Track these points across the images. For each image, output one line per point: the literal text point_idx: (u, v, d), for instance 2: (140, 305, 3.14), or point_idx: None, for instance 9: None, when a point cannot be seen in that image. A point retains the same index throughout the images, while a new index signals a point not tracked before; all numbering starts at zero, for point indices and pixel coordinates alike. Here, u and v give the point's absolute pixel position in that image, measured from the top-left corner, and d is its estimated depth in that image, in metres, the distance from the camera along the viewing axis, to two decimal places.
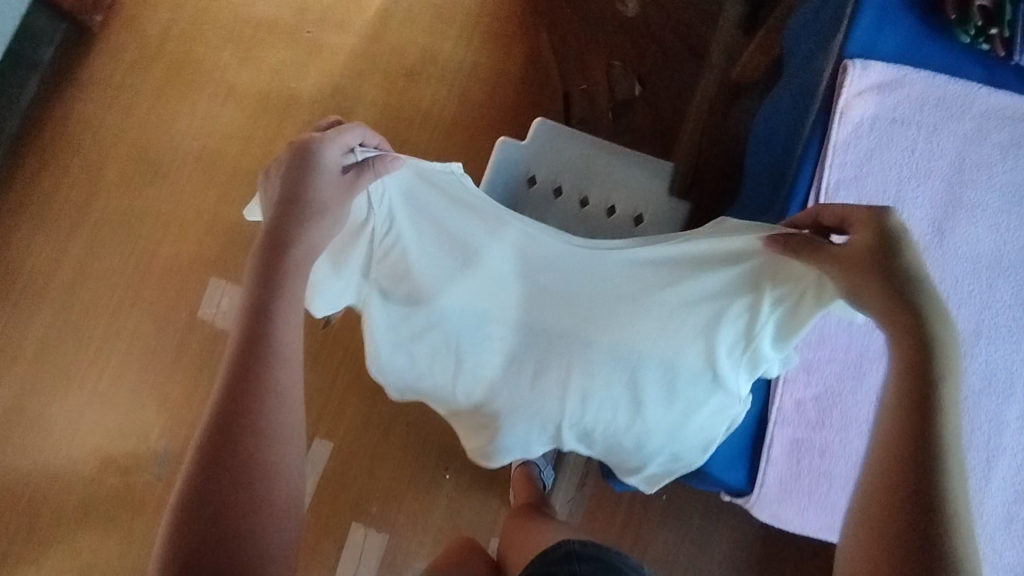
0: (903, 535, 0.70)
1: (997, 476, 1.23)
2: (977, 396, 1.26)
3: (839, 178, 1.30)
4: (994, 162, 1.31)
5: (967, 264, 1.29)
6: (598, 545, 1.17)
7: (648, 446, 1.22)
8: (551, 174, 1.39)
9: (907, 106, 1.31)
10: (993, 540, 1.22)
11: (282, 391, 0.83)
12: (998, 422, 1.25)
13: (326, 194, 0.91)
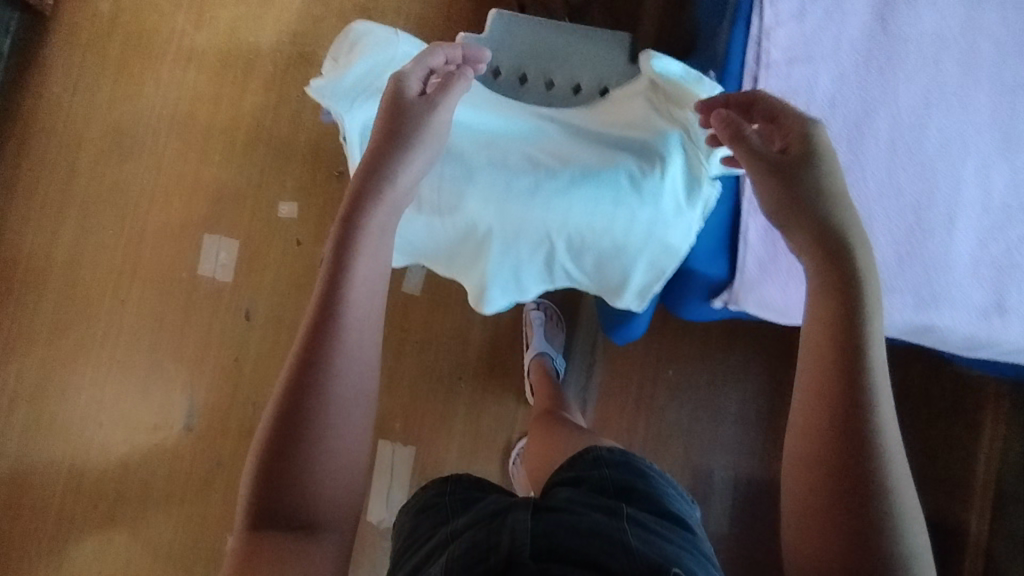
0: (850, 531, 0.77)
1: (960, 228, 1.20)
2: (932, 157, 1.21)
3: None
4: None
5: (915, 39, 1.23)
6: (626, 453, 1.13)
7: (626, 241, 1.10)
8: (513, 63, 1.42)
9: None
10: (962, 287, 1.20)
11: (339, 419, 0.88)
12: (958, 179, 1.21)
13: (424, 124, 1.00)
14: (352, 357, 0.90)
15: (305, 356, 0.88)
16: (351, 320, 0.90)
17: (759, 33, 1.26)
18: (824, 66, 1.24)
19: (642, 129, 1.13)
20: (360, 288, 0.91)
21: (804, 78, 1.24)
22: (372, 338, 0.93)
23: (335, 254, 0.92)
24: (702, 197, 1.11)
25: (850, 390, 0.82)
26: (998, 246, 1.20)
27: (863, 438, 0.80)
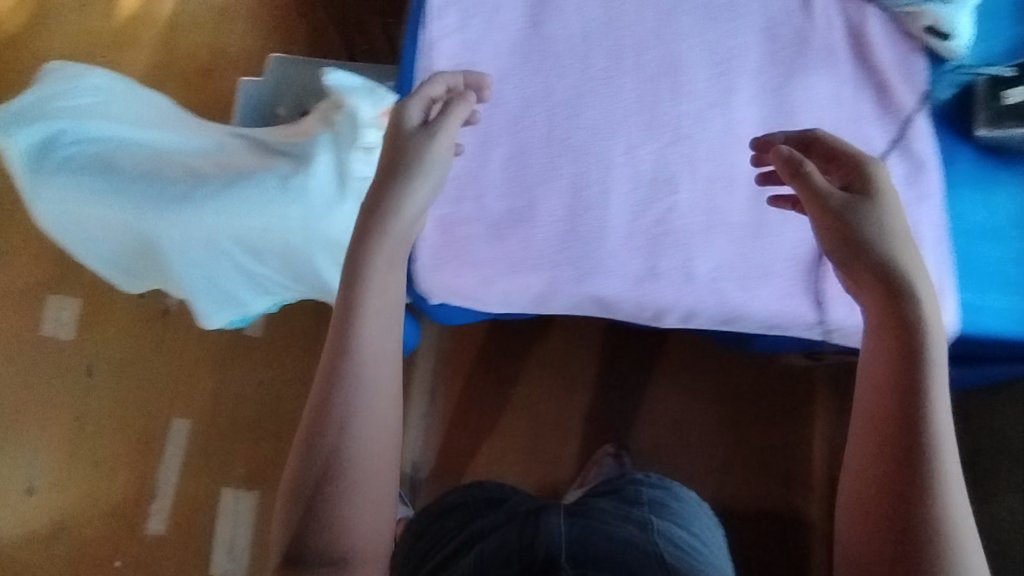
0: (889, 516, 0.62)
1: (647, 201, 0.96)
2: (614, 136, 0.99)
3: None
4: None
5: (589, 9, 1.04)
6: (662, 479, 1.18)
7: (295, 242, 0.91)
8: (294, 100, 1.49)
9: None
10: (609, 265, 0.95)
11: (364, 430, 0.66)
12: (636, 152, 0.99)
13: (431, 156, 0.77)
14: (380, 402, 0.68)
15: (331, 357, 0.68)
16: (361, 347, 0.68)
17: (423, 31, 1.03)
18: (489, 69, 1.02)
19: (306, 133, 0.96)
20: (381, 305, 0.70)
21: (482, 64, 1.02)
22: (389, 383, 0.69)
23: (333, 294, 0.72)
24: (357, 189, 0.92)
25: (904, 362, 0.66)
26: (653, 213, 0.96)
27: (916, 424, 0.63)
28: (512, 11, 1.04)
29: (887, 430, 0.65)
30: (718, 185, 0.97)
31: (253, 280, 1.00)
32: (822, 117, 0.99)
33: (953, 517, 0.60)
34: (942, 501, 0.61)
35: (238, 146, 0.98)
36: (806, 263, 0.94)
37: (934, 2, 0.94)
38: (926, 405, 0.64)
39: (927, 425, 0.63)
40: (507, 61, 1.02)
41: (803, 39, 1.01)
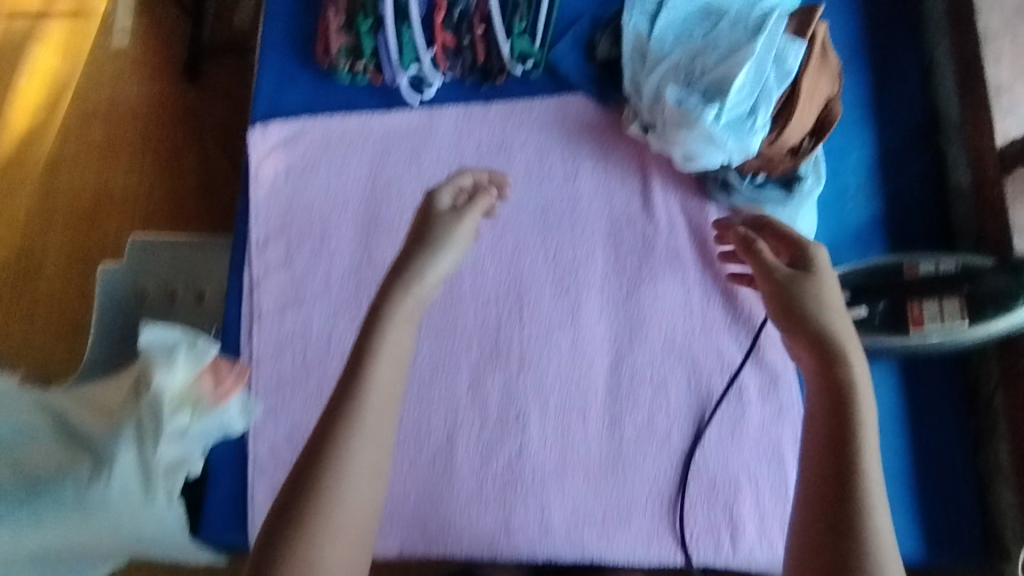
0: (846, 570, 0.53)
1: (500, 443, 0.90)
2: (457, 369, 0.93)
3: (264, 227, 0.96)
4: (451, 150, 1.00)
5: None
6: None
7: (111, 543, 0.85)
8: (157, 282, 1.39)
9: (315, 150, 0.99)
10: (461, 525, 0.88)
11: (347, 501, 0.57)
12: (483, 390, 0.92)
13: (440, 230, 0.69)
14: (373, 485, 0.58)
15: (331, 410, 0.59)
16: (383, 403, 0.60)
17: (245, 269, 0.95)
18: (319, 304, 0.94)
19: (110, 417, 0.84)
20: (388, 382, 0.61)
21: (311, 300, 0.94)
22: (381, 466, 0.59)
23: (356, 352, 0.62)
24: (167, 483, 0.83)
25: (830, 396, 0.61)
26: (502, 457, 0.90)
27: (845, 448, 0.58)
28: (341, 237, 0.96)
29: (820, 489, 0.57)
30: (569, 416, 0.91)
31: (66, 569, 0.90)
32: (673, 328, 0.94)
33: (883, 551, 0.54)
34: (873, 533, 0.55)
35: (41, 432, 0.86)
36: (666, 498, 0.89)
37: (773, 205, 0.91)
38: (855, 432, 0.59)
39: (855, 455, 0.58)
40: (337, 292, 0.95)
41: (647, 244, 0.97)
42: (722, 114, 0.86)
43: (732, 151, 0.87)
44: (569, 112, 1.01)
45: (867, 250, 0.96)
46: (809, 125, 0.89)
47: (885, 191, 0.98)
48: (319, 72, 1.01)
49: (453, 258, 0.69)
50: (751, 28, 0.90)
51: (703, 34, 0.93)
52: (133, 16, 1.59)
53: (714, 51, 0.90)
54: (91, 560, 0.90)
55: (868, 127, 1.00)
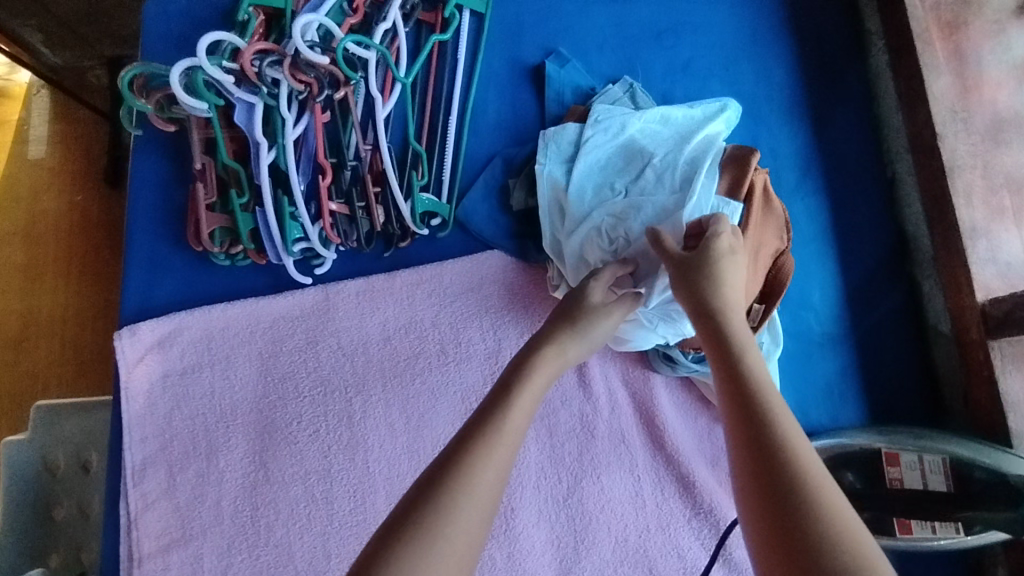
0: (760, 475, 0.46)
1: None
2: None
3: (139, 449, 0.82)
4: (353, 332, 0.87)
5: (324, 430, 0.84)
6: None
7: None
8: None
9: (195, 351, 0.86)
10: None
11: (456, 542, 0.44)
12: None
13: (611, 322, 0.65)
14: (459, 569, 0.44)
15: (465, 433, 0.50)
16: (508, 450, 0.50)
17: (120, 504, 0.81)
18: (208, 539, 0.81)
19: None
20: (517, 439, 0.51)
21: (200, 534, 0.81)
22: (480, 538, 0.46)
23: (490, 399, 0.54)
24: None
25: (717, 349, 0.54)
26: None
27: (768, 450, 0.46)
28: (231, 453, 0.83)
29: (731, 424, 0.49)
30: None
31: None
32: (624, 528, 0.80)
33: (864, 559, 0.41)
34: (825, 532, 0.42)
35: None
36: None
37: None
38: (778, 438, 0.47)
39: (785, 460, 0.45)
40: (230, 521, 0.81)
41: (587, 426, 0.83)
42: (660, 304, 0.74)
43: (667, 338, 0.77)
44: (485, 273, 0.89)
45: (839, 410, 0.84)
46: (756, 290, 0.77)
47: (853, 336, 0.86)
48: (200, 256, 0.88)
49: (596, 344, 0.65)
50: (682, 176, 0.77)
51: (627, 184, 0.79)
52: (48, 121, 1.25)
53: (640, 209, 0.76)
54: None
55: (829, 262, 0.88)
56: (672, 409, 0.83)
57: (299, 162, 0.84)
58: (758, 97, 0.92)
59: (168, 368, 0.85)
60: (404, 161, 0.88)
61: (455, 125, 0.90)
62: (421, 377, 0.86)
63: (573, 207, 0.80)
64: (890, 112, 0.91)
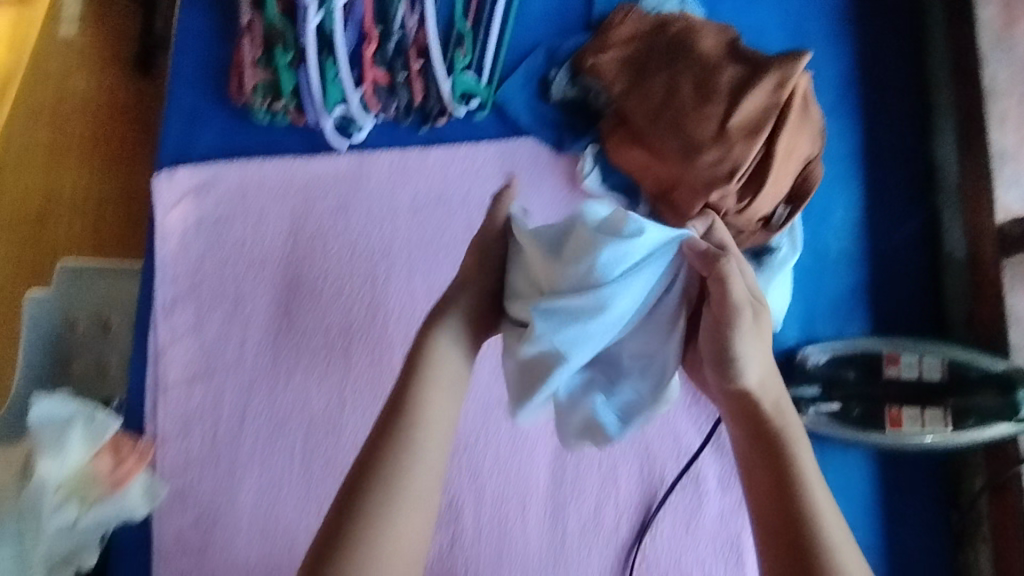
0: (768, 496, 0.53)
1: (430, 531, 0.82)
2: None
3: (170, 286, 0.86)
4: (382, 201, 0.89)
5: (348, 289, 0.87)
6: None
7: None
8: None
9: (229, 201, 0.88)
10: None
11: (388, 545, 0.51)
12: None
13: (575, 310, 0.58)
14: (410, 542, 0.52)
15: (374, 440, 0.54)
16: (434, 459, 0.54)
17: (150, 334, 0.85)
18: (232, 376, 0.85)
19: None
20: (438, 440, 0.55)
21: (224, 371, 0.85)
22: (423, 526, 0.53)
23: (373, 441, 0.54)
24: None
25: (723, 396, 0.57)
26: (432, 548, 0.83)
27: (787, 491, 0.52)
28: (258, 301, 0.86)
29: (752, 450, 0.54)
30: (505, 506, 0.83)
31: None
32: None
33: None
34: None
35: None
36: None
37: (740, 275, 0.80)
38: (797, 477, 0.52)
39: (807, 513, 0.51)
40: (253, 364, 0.85)
41: None
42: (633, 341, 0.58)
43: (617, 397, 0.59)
44: (517, 159, 0.90)
45: (845, 323, 0.87)
46: (785, 190, 0.79)
47: (868, 256, 0.89)
48: (239, 111, 0.90)
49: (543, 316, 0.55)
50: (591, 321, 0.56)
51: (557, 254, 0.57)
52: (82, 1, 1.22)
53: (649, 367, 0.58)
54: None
55: (854, 184, 0.90)
56: None
57: (346, 26, 0.86)
58: (806, 15, 0.92)
59: (201, 215, 0.88)
60: (449, 40, 0.89)
61: (503, 10, 0.90)
62: (446, 251, 0.88)
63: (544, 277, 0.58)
64: (940, 43, 0.91)
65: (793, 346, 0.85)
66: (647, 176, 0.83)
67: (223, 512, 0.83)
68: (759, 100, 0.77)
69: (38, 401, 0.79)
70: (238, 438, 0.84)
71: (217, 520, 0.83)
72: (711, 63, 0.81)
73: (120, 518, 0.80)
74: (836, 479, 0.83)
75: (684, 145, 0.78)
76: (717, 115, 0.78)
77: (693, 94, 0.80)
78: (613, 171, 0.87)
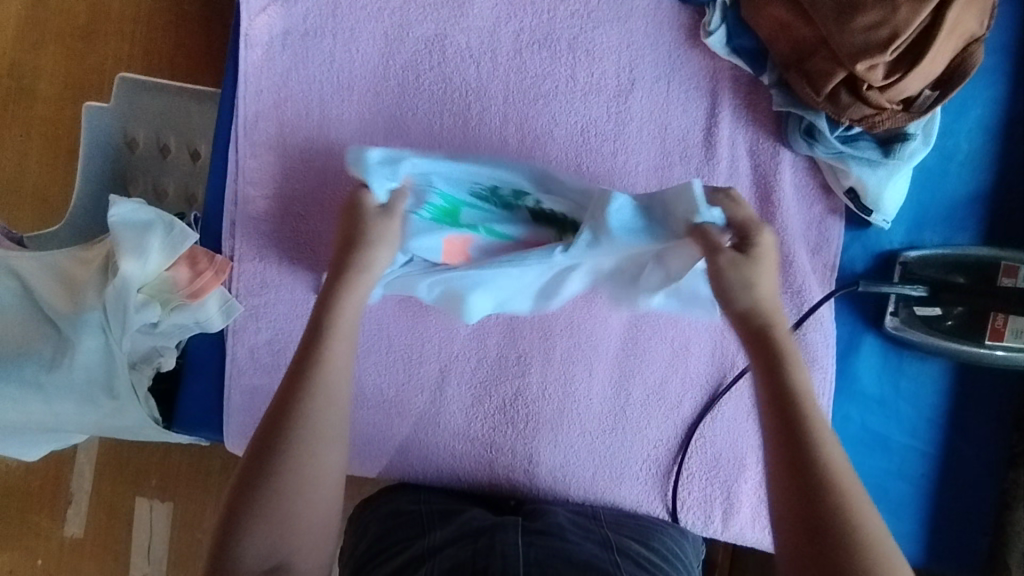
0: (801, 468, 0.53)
1: (500, 379, 0.84)
2: None
3: (253, 99, 0.82)
4: (480, 35, 0.82)
5: (437, 127, 0.82)
6: (653, 523, 0.80)
7: (70, 425, 0.80)
8: (121, 126, 1.21)
9: (319, 14, 0.82)
10: (442, 450, 0.84)
11: (306, 470, 0.58)
12: (484, 320, 0.85)
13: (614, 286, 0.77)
14: (337, 422, 0.61)
15: (286, 393, 0.61)
16: (337, 380, 0.62)
17: (231, 149, 0.83)
18: (310, 202, 0.83)
19: (80, 294, 0.77)
20: (341, 375, 0.62)
21: (303, 197, 0.83)
22: (338, 442, 0.61)
23: (272, 415, 0.60)
24: (133, 378, 0.79)
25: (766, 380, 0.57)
26: (498, 397, 0.84)
27: (804, 441, 0.54)
28: (342, 128, 0.82)
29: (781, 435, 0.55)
30: (573, 368, 0.84)
31: (9, 441, 0.82)
32: None
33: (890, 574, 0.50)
34: (852, 532, 0.51)
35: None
36: (662, 467, 0.84)
37: (858, 165, 0.76)
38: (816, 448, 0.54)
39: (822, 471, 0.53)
40: (334, 194, 0.83)
41: (700, 186, 0.81)
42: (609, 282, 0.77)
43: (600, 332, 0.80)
44: (634, 5, 0.82)
45: (958, 231, 0.81)
46: (938, 71, 0.70)
47: (1000, 163, 0.81)
48: None
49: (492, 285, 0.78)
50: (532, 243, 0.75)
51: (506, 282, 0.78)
52: None
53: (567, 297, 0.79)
54: (36, 433, 0.82)
55: (1001, 81, 0.81)
56: (791, 191, 0.81)
57: None
58: None
59: (288, 26, 0.82)
60: None
61: None
62: (544, 98, 0.82)
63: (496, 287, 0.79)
64: None
65: (895, 249, 0.81)
66: (779, 39, 0.75)
67: (296, 335, 0.84)
68: None
69: (121, 202, 0.78)
70: (313, 265, 0.83)
71: (290, 342, 0.84)
72: None
73: (193, 327, 0.81)
74: (906, 388, 0.82)
75: (839, 2, 0.69)
76: None
77: None
78: (745, 30, 0.78)
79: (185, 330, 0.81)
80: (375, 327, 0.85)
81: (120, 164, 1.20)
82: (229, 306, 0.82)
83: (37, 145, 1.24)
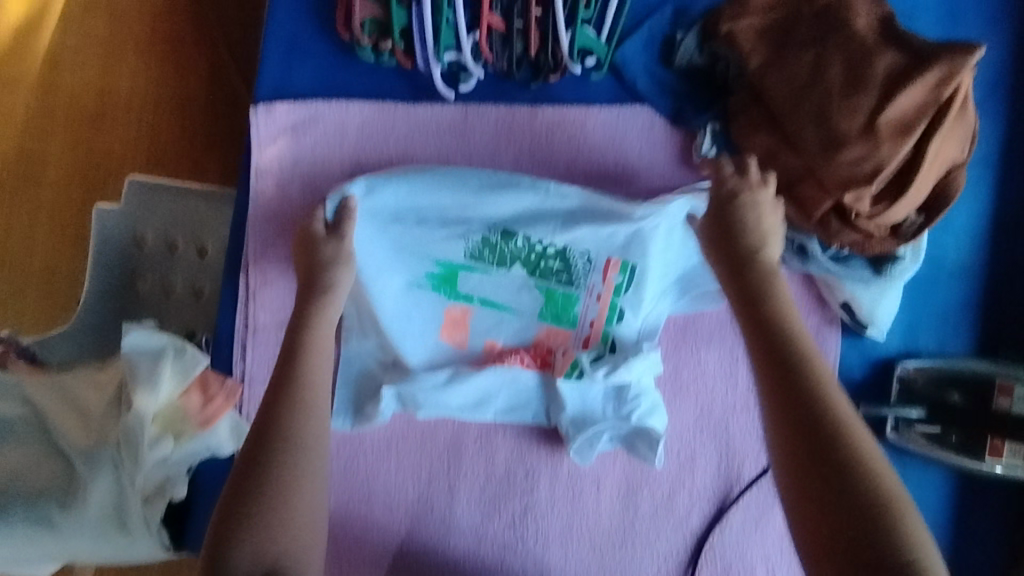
0: (797, 421, 0.55)
1: (509, 491, 0.85)
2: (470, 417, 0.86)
3: (262, 226, 0.85)
4: (481, 160, 0.85)
5: None
6: None
7: (80, 552, 0.81)
8: (128, 224, 1.19)
9: (326, 143, 0.85)
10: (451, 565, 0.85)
11: (298, 467, 0.61)
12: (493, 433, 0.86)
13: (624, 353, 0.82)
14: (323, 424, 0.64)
15: (269, 402, 0.63)
16: (317, 386, 0.65)
17: (242, 274, 0.85)
18: None
19: (93, 427, 0.78)
20: (320, 382, 0.66)
21: None
22: (323, 444, 0.64)
23: (259, 421, 0.62)
24: (146, 513, 0.79)
25: (765, 344, 0.59)
26: (507, 511, 0.85)
27: (805, 396, 0.55)
28: None
29: (775, 395, 0.56)
30: (580, 481, 0.85)
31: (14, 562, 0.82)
32: (711, 401, 0.86)
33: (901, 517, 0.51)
34: (860, 479, 0.52)
35: (6, 420, 0.79)
36: None
37: (852, 282, 0.78)
38: (818, 400, 0.55)
39: (826, 419, 0.54)
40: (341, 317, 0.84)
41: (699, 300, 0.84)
42: (617, 390, 0.81)
43: (616, 438, 0.82)
44: (629, 128, 0.85)
45: (952, 339, 0.83)
46: (923, 198, 0.73)
47: (989, 271, 0.84)
48: (332, 47, 0.85)
49: (503, 379, 0.83)
50: (509, 272, 0.83)
51: (513, 378, 0.83)
52: None
53: (580, 400, 0.82)
54: (45, 558, 0.82)
55: (984, 194, 0.84)
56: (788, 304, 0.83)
57: None
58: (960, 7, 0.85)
59: (297, 154, 0.85)
60: None
61: None
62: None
63: (503, 387, 0.84)
64: None
65: (892, 358, 0.83)
66: (769, 164, 0.78)
67: None
68: (915, 98, 0.70)
69: (135, 331, 0.80)
70: None
71: None
72: (869, 43, 0.73)
73: (204, 451, 0.82)
74: (912, 495, 0.83)
75: (824, 136, 0.73)
76: (867, 106, 0.71)
77: (842, 79, 0.72)
78: (735, 154, 0.81)
79: (196, 455, 0.82)
80: (383, 446, 0.86)
81: (131, 264, 1.19)
82: (239, 425, 0.84)
83: (44, 234, 1.22)
